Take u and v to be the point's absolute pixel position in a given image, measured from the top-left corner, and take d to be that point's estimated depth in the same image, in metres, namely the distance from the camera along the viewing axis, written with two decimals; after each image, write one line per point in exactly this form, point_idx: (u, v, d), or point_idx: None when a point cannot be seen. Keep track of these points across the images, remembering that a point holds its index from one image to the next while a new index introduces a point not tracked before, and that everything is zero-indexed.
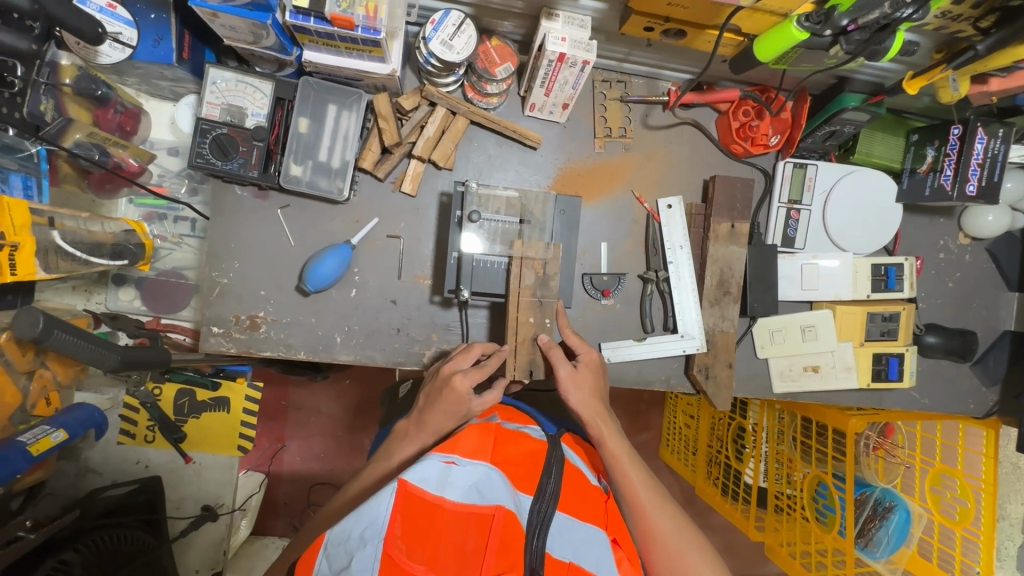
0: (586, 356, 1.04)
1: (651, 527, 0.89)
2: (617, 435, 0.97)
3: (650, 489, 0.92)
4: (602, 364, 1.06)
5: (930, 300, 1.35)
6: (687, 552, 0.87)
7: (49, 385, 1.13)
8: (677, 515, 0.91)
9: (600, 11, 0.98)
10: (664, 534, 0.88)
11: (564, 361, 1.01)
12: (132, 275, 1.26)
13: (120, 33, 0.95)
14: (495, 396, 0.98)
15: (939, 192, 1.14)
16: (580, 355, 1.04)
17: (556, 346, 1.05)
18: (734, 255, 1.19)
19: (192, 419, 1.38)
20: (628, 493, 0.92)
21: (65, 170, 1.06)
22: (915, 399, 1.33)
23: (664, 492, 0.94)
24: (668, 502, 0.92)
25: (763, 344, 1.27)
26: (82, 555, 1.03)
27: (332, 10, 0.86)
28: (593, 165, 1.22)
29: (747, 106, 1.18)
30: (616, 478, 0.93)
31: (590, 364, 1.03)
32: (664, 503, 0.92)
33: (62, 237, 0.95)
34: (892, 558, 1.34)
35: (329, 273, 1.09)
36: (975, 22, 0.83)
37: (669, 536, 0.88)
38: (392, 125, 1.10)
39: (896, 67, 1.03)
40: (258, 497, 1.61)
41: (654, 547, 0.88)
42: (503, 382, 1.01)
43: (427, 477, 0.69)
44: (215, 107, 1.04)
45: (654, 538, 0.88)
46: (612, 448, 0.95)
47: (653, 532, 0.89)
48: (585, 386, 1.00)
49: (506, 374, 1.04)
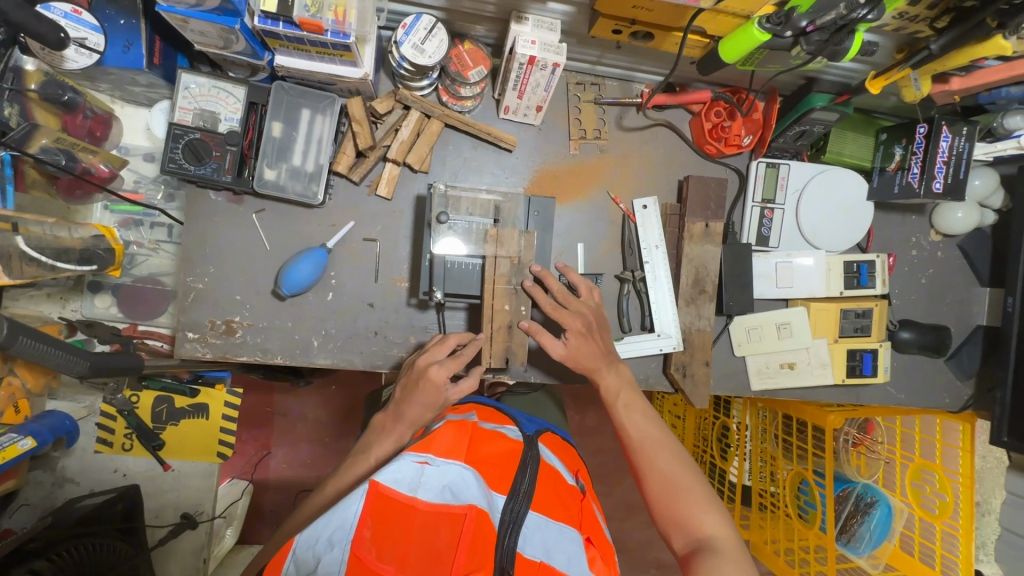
0: (576, 331, 1.03)
1: (647, 467, 0.90)
2: (616, 372, 1.03)
3: (646, 433, 0.94)
4: (592, 326, 1.05)
5: (904, 296, 1.37)
6: (679, 493, 0.86)
7: (19, 393, 1.12)
8: (677, 454, 0.91)
9: (569, 15, 0.99)
10: (661, 475, 0.88)
11: (555, 343, 1.02)
12: (108, 282, 1.25)
13: (86, 38, 0.93)
14: (471, 383, 1.00)
15: (907, 190, 1.17)
16: (568, 328, 1.02)
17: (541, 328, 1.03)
18: (709, 254, 1.20)
19: (169, 427, 1.36)
20: (626, 434, 0.95)
21: (32, 175, 1.03)
22: (892, 394, 1.35)
23: (668, 436, 0.94)
24: (667, 445, 0.92)
25: (740, 342, 1.28)
26: (56, 565, 1.03)
27: (301, 14, 0.86)
28: (569, 166, 1.23)
29: (719, 107, 1.19)
30: (617, 422, 0.98)
31: (580, 334, 1.03)
32: (662, 446, 0.92)
33: (27, 242, 0.93)
34: (875, 552, 1.36)
35: (304, 277, 1.09)
36: (931, 22, 0.86)
37: (665, 475, 0.88)
38: (366, 128, 1.11)
39: (861, 67, 1.05)
40: (243, 503, 1.58)
41: (651, 484, 0.89)
42: (478, 369, 1.02)
43: (400, 478, 0.70)
44: (187, 112, 1.04)
45: (649, 477, 0.89)
46: (610, 387, 1.01)
47: (649, 471, 0.90)
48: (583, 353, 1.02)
49: (483, 362, 1.07)
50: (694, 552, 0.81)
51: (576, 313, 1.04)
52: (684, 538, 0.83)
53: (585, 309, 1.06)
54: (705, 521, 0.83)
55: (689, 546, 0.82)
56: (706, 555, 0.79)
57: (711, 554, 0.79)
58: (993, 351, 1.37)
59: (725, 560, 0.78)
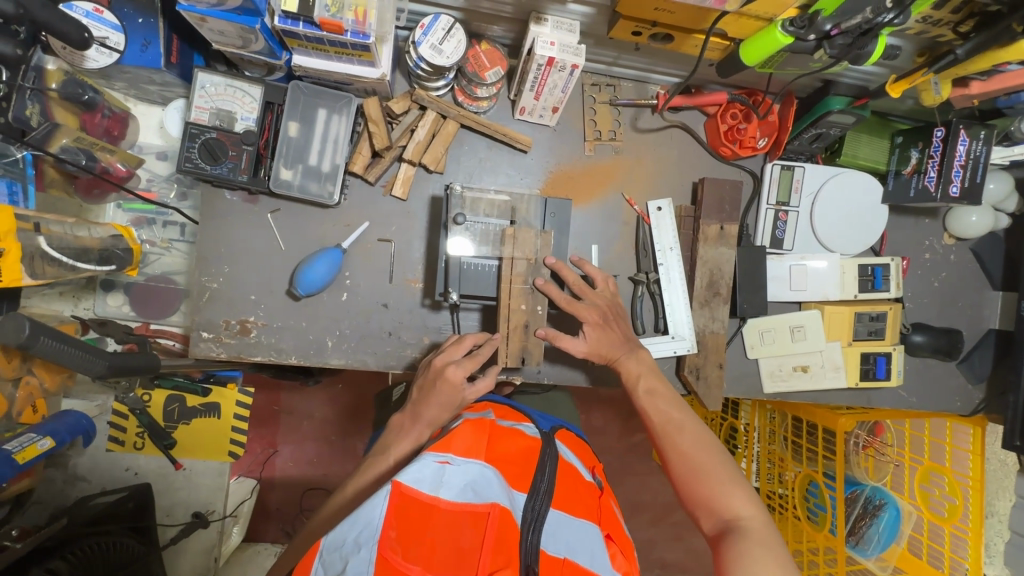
0: (593, 324, 1.04)
1: (670, 448, 0.91)
2: (637, 358, 1.04)
3: (668, 416, 0.95)
4: (609, 319, 1.06)
5: (917, 299, 1.36)
6: (703, 473, 0.86)
7: (36, 392, 1.12)
8: (699, 435, 0.91)
9: (588, 16, 0.99)
10: (684, 457, 0.89)
11: (574, 343, 1.03)
12: (121, 281, 1.25)
13: (107, 37, 0.94)
14: (488, 383, 1.01)
15: (923, 193, 1.16)
16: (585, 320, 1.04)
17: (556, 335, 1.04)
18: (723, 257, 1.20)
19: (181, 426, 1.36)
20: (648, 418, 0.97)
21: (51, 175, 1.04)
22: (904, 397, 1.34)
23: (690, 419, 0.94)
24: (688, 426, 0.93)
25: (753, 345, 1.28)
26: (70, 564, 1.03)
27: (321, 14, 0.86)
28: (584, 167, 1.23)
29: (735, 109, 1.19)
30: (640, 408, 0.99)
31: (598, 326, 1.04)
32: (683, 428, 0.93)
33: (48, 242, 0.93)
34: (882, 555, 1.37)
35: (320, 277, 1.08)
36: (954, 26, 0.86)
37: (689, 456, 0.88)
38: (382, 128, 1.10)
39: (879, 71, 1.05)
40: (250, 502, 1.58)
41: (674, 465, 0.89)
42: (495, 369, 1.02)
43: (422, 478, 0.69)
44: (203, 111, 1.03)
45: (671, 459, 0.90)
46: (632, 371, 1.03)
47: (671, 453, 0.90)
48: (607, 341, 1.04)
49: (499, 361, 1.07)
50: (721, 532, 0.80)
51: (592, 305, 1.05)
52: (711, 518, 0.83)
53: (601, 300, 1.07)
54: (731, 501, 0.82)
55: (716, 525, 0.82)
56: (732, 535, 0.78)
57: (739, 533, 0.78)
58: (1005, 355, 1.36)
59: (753, 540, 0.77)
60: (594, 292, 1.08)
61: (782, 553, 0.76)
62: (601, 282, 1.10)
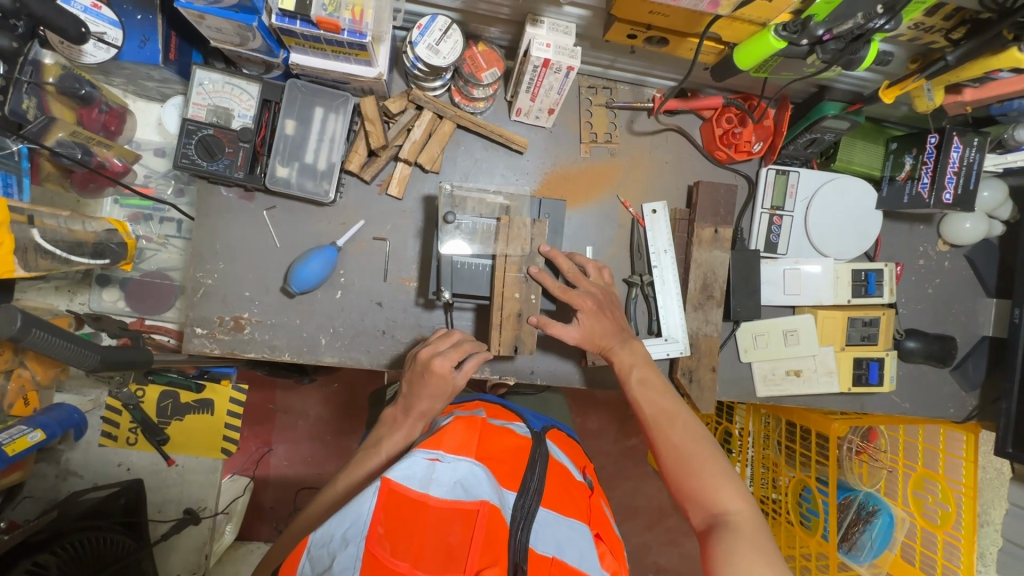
0: (587, 311, 1.04)
1: (661, 441, 0.91)
2: (631, 348, 1.03)
3: (660, 408, 0.95)
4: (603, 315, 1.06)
5: (910, 305, 1.37)
6: (694, 466, 0.85)
7: (27, 385, 1.13)
8: (690, 427, 0.91)
9: (585, 18, 0.99)
10: (675, 448, 0.88)
11: (565, 333, 1.04)
12: (116, 276, 1.25)
13: (105, 33, 0.95)
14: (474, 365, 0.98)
15: (917, 199, 1.17)
16: (580, 308, 1.04)
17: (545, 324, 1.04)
18: (718, 260, 1.20)
19: (174, 422, 1.36)
20: (640, 410, 0.97)
21: (46, 168, 1.05)
22: (897, 403, 1.34)
23: (682, 410, 0.94)
24: (680, 418, 0.92)
25: (745, 348, 1.28)
26: (60, 559, 1.02)
27: (318, 13, 0.86)
28: (580, 168, 1.23)
29: (730, 114, 1.19)
30: (632, 398, 0.99)
31: (591, 316, 1.04)
32: (675, 420, 0.92)
33: (42, 235, 0.93)
34: (875, 561, 1.35)
35: (314, 274, 1.09)
36: (947, 33, 0.87)
37: (681, 448, 0.88)
38: (378, 128, 1.11)
39: (872, 76, 1.05)
40: (244, 499, 1.59)
41: (666, 459, 0.89)
42: (481, 355, 1.01)
43: (411, 474, 0.69)
44: (201, 108, 1.04)
45: (662, 450, 0.90)
46: (624, 362, 1.02)
47: (662, 445, 0.90)
48: (598, 335, 1.04)
49: (491, 348, 1.07)
50: (709, 527, 0.80)
51: (586, 294, 1.05)
52: (700, 513, 0.83)
53: (595, 288, 1.07)
54: (720, 495, 0.82)
55: (705, 521, 0.82)
56: (719, 530, 0.78)
57: (727, 530, 0.78)
58: (998, 363, 1.37)
59: (741, 536, 0.77)
60: (588, 280, 1.08)
61: (770, 550, 0.75)
62: (594, 272, 1.11)
